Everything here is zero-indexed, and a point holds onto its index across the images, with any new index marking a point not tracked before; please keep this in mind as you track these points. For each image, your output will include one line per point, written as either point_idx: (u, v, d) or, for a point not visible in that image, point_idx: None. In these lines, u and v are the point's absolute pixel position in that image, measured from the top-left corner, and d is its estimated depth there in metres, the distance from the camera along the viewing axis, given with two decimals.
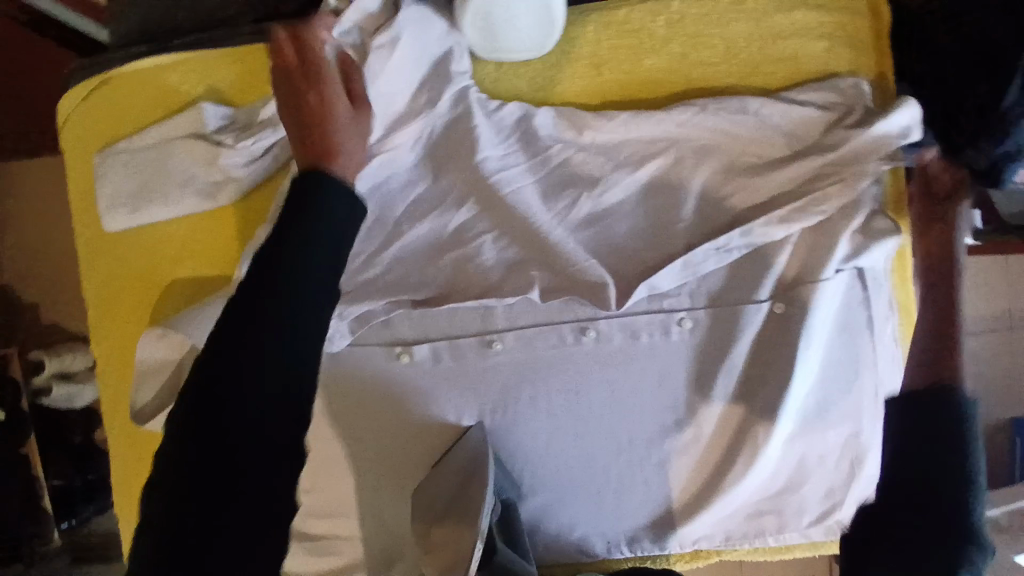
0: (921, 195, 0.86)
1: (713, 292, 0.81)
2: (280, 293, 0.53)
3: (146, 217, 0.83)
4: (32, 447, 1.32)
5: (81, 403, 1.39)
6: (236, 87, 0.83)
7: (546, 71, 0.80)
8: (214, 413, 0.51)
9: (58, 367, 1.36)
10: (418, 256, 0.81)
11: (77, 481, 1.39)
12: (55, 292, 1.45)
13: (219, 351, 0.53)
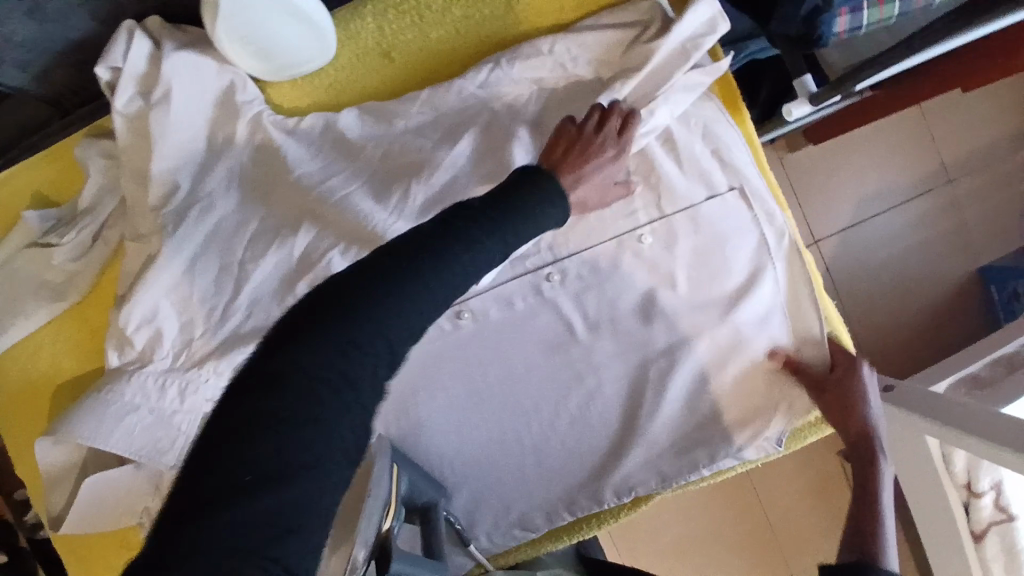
0: (842, 371, 0.78)
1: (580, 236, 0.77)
2: (396, 308, 0.46)
3: (10, 334, 0.82)
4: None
5: None
6: (55, 184, 0.82)
7: (340, 74, 0.78)
8: (268, 438, 0.41)
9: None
10: (272, 290, 0.77)
11: None
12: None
13: (270, 363, 0.43)
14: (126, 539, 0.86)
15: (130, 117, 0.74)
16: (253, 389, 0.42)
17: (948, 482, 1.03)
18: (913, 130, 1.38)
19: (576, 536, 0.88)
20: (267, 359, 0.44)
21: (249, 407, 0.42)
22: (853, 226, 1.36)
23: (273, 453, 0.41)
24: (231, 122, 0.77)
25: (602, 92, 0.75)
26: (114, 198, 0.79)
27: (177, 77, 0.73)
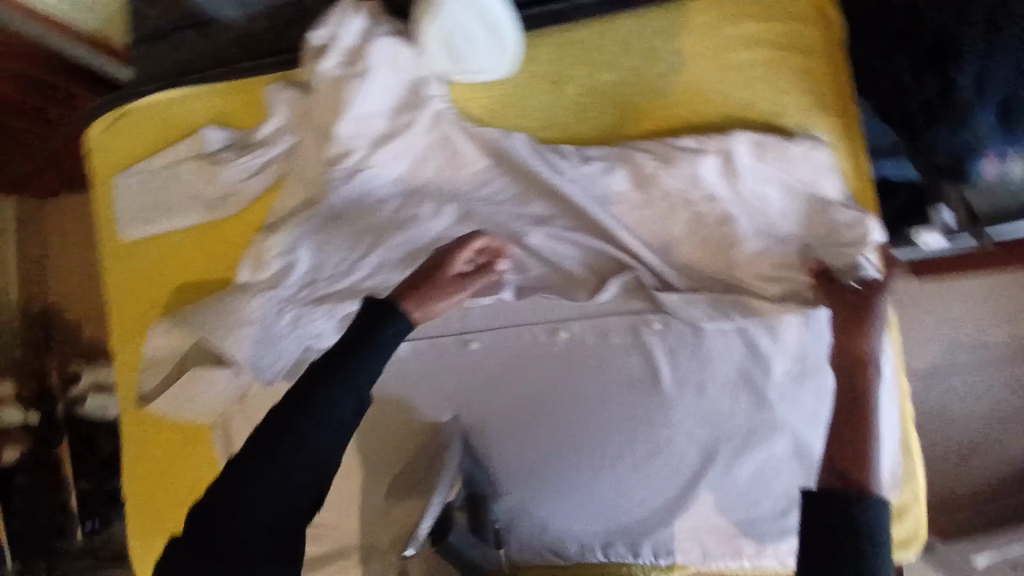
0: (853, 312, 0.70)
1: (694, 291, 0.80)
2: (281, 418, 0.61)
3: (160, 228, 0.92)
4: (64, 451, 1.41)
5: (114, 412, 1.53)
6: (235, 111, 0.90)
7: (508, 89, 0.84)
8: (250, 502, 0.60)
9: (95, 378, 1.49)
10: (397, 258, 0.85)
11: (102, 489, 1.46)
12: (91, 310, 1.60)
13: (251, 447, 0.62)
14: (192, 437, 0.92)
15: (328, 79, 0.81)
16: (227, 488, 0.61)
17: None
18: None
19: None
20: (264, 436, 0.62)
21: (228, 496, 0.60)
22: None
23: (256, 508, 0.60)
24: (401, 99, 0.82)
25: (759, 150, 0.78)
26: (282, 136, 0.87)
27: (381, 62, 0.80)
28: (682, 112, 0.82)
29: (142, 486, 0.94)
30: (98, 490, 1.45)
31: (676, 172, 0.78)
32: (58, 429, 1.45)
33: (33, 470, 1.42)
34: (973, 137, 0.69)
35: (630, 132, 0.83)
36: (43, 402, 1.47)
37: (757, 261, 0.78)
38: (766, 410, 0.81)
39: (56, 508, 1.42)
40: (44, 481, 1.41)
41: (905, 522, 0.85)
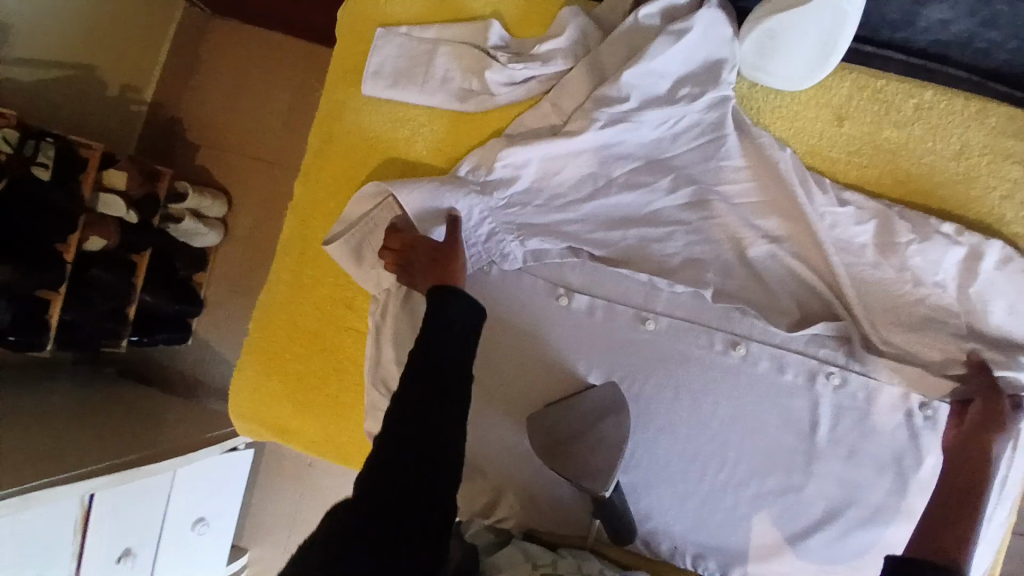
0: (978, 420, 0.76)
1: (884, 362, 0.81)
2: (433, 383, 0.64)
3: (399, 95, 0.92)
4: (144, 258, 1.48)
5: (198, 242, 1.62)
6: (520, 19, 0.91)
7: (792, 105, 0.85)
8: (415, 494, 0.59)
9: (195, 205, 1.57)
10: (615, 217, 0.88)
11: (165, 307, 1.58)
12: (223, 139, 1.69)
13: (406, 425, 0.61)
14: (350, 300, 0.93)
15: (628, 36, 0.84)
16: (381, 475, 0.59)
17: None
18: None
19: None
20: (413, 412, 0.62)
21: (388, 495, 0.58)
22: None
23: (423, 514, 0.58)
24: (692, 73, 0.83)
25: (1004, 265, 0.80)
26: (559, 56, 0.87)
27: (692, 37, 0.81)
28: (934, 198, 0.84)
29: (281, 324, 0.94)
30: (157, 307, 1.57)
31: (917, 251, 0.81)
32: (146, 237, 1.46)
33: (109, 266, 1.40)
34: None
35: (881, 193, 0.84)
36: (142, 205, 1.46)
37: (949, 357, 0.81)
38: (906, 500, 0.82)
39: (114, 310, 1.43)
40: (121, 283, 1.43)
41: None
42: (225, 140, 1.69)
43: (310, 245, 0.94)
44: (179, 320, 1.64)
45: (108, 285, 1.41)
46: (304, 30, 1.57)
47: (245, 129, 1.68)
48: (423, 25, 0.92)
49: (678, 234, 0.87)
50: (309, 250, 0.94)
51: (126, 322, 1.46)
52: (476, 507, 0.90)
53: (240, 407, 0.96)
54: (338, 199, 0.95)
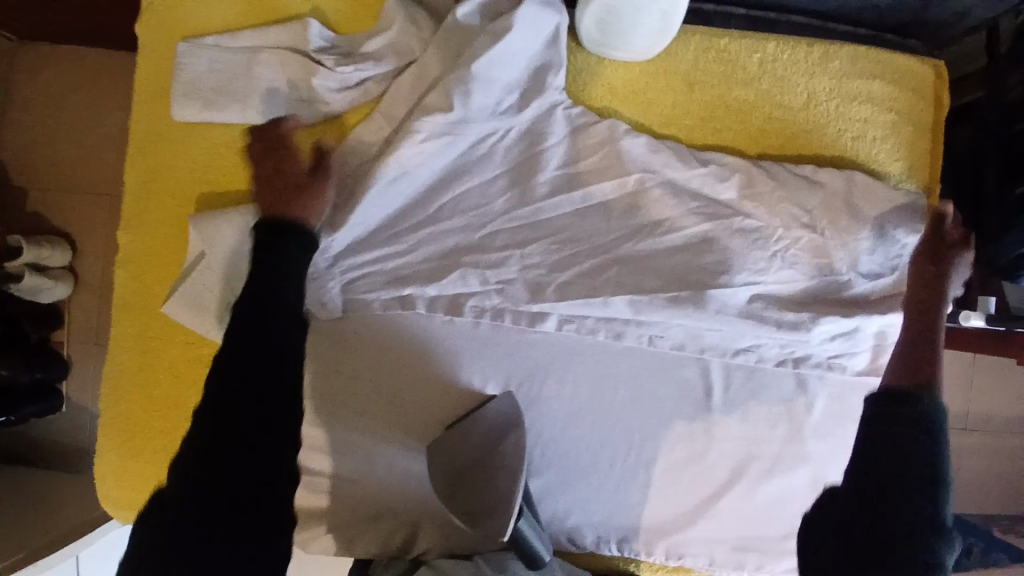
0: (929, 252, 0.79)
1: (773, 317, 0.80)
2: (257, 310, 0.65)
3: (219, 117, 0.80)
4: None
5: (46, 298, 1.39)
6: (344, 14, 0.83)
7: (642, 76, 0.83)
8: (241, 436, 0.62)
9: (34, 258, 1.35)
10: (483, 215, 0.82)
11: (24, 378, 1.35)
12: (44, 176, 1.44)
13: (232, 364, 0.64)
14: (206, 358, 0.83)
15: (460, 25, 0.77)
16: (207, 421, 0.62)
17: None
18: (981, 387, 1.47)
19: (609, 567, 0.89)
20: (236, 353, 0.64)
21: (209, 438, 0.62)
22: None
23: (256, 447, 0.62)
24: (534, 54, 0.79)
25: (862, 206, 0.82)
26: (395, 49, 0.80)
27: (526, 20, 0.76)
28: (792, 147, 0.85)
29: (133, 399, 0.84)
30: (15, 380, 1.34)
31: (778, 202, 0.81)
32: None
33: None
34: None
35: (742, 152, 0.85)
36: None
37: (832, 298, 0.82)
38: (805, 444, 0.84)
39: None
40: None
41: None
42: (48, 179, 1.44)
43: (146, 307, 0.84)
44: (48, 388, 1.41)
45: None
46: (127, 44, 1.39)
47: (73, 162, 1.44)
48: (232, 33, 0.81)
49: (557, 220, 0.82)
50: (147, 313, 0.84)
51: None
52: (394, 544, 0.84)
53: (110, 497, 0.85)
54: (172, 246, 0.83)
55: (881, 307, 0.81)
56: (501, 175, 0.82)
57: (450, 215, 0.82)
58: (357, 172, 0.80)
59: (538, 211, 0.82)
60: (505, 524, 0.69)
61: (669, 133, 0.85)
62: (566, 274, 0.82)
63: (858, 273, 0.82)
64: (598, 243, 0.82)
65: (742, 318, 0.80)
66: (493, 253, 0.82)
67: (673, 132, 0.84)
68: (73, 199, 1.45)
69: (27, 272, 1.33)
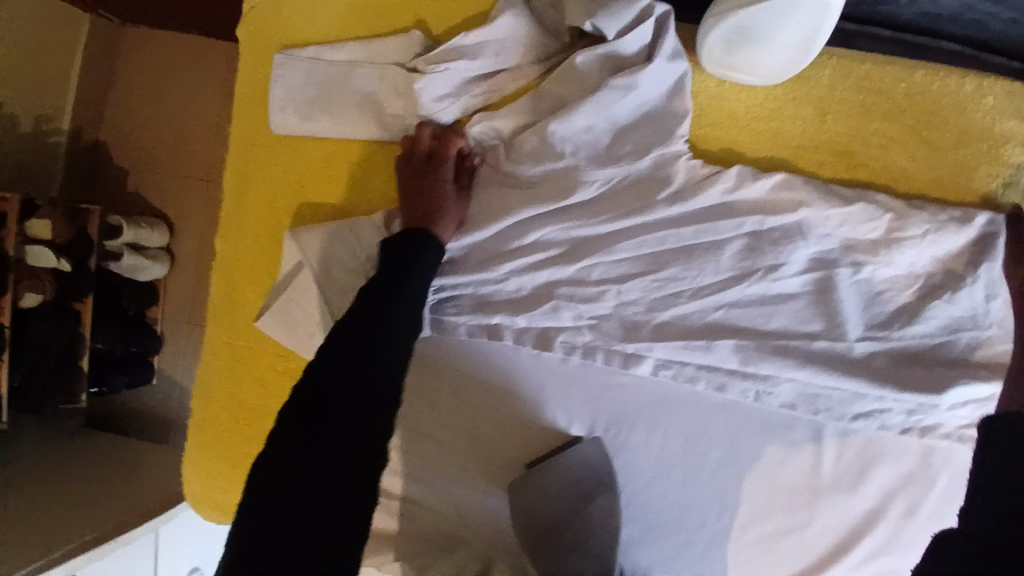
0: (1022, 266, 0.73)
1: (902, 379, 0.72)
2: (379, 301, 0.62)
3: (315, 129, 0.78)
4: (87, 305, 1.34)
5: (143, 277, 1.44)
6: (449, 25, 0.78)
7: (768, 103, 0.75)
8: (351, 393, 0.55)
9: (134, 238, 1.40)
10: (584, 244, 0.76)
11: (118, 350, 1.43)
12: (144, 160, 1.50)
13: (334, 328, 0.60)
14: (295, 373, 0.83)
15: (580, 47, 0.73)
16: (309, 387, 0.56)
17: None
18: None
19: None
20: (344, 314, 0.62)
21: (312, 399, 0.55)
22: None
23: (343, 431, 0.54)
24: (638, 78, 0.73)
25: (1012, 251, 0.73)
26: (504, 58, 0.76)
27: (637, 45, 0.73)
28: (941, 189, 0.75)
29: (223, 405, 0.85)
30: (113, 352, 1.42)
31: (921, 246, 0.72)
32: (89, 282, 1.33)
33: (52, 317, 1.29)
34: None
35: (883, 190, 0.75)
36: (72, 250, 1.31)
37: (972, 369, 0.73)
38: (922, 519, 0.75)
39: (65, 364, 1.32)
40: (67, 333, 1.31)
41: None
42: (147, 164, 1.50)
43: (238, 317, 0.84)
44: (140, 360, 1.49)
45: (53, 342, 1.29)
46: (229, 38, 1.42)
47: (170, 147, 1.49)
48: (333, 43, 0.79)
49: (665, 255, 0.76)
50: (240, 323, 0.84)
51: (82, 376, 1.34)
52: None
53: (196, 496, 0.88)
54: (264, 259, 0.83)
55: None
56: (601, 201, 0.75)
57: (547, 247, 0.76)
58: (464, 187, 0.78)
59: (642, 245, 0.75)
60: None
61: (796, 166, 0.76)
62: (667, 312, 0.76)
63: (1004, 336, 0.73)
64: (708, 282, 0.75)
65: (866, 380, 0.73)
66: (590, 287, 0.76)
67: (800, 164, 0.76)
68: (170, 184, 1.50)
69: (125, 252, 1.38)
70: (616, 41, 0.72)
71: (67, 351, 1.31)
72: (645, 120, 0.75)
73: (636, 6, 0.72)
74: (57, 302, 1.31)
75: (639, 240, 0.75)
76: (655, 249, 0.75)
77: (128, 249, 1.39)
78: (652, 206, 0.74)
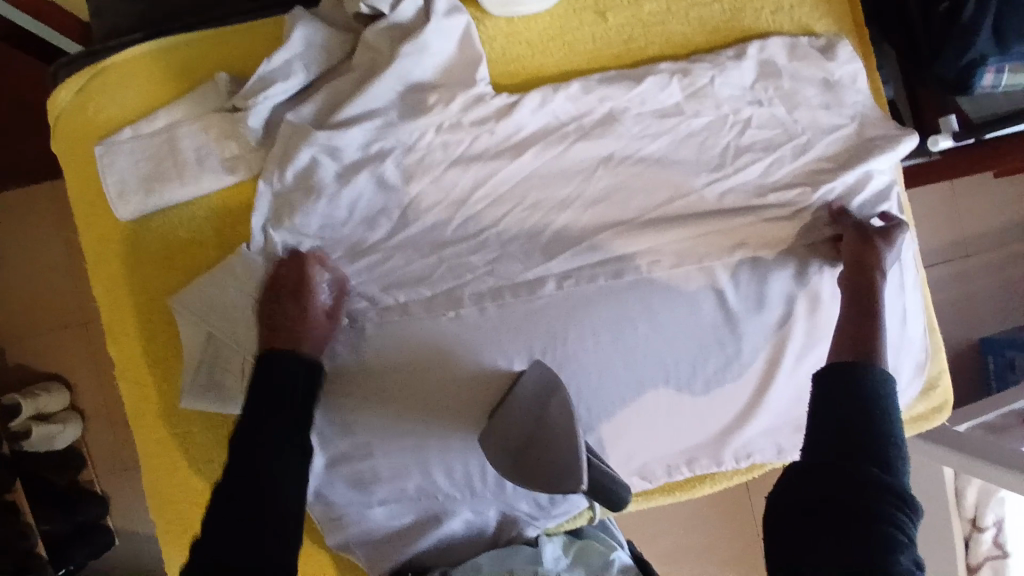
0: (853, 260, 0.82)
1: (748, 203, 0.85)
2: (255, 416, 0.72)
3: (164, 201, 0.79)
4: (19, 492, 1.22)
5: (62, 445, 1.35)
6: (252, 59, 0.82)
7: (555, 22, 0.84)
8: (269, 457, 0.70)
9: (34, 409, 1.31)
10: (452, 201, 0.81)
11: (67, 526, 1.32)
12: (8, 328, 1.40)
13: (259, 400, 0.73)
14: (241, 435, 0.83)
15: (370, 32, 0.77)
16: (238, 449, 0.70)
17: (955, 513, 1.13)
18: (966, 196, 1.42)
19: (688, 491, 0.95)
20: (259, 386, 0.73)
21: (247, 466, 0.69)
22: (946, 267, 1.41)
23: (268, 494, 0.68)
24: (426, 41, 0.77)
25: (794, 65, 0.86)
26: (313, 68, 0.79)
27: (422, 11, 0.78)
28: (719, 38, 0.86)
29: (182, 498, 0.83)
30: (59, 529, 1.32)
31: (717, 89, 0.84)
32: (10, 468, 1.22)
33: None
34: (975, 54, 0.90)
35: (676, 57, 0.85)
36: None
37: (798, 169, 0.86)
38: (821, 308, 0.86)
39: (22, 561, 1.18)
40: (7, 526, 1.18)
41: (937, 392, 1.05)
42: (11, 331, 1.39)
43: (162, 409, 0.82)
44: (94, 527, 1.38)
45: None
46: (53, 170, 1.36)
47: (28, 300, 1.39)
48: (147, 115, 0.80)
49: (523, 183, 0.82)
50: (165, 415, 0.82)
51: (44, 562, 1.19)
52: (488, 537, 0.87)
53: None
54: (164, 343, 0.81)
55: (852, 166, 0.85)
56: (451, 159, 0.80)
57: (422, 218, 0.81)
58: (273, 203, 0.78)
59: (501, 183, 0.81)
60: (577, 472, 0.69)
61: (600, 64, 0.85)
62: (549, 231, 0.83)
63: (812, 139, 0.86)
64: (571, 192, 0.82)
65: (725, 217, 0.84)
66: (475, 239, 0.82)
67: (601, 61, 0.84)
68: (43, 340, 1.40)
69: (32, 425, 1.30)
70: (393, 13, 0.76)
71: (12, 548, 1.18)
72: (458, 71, 0.80)
73: None
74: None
75: (496, 180, 0.81)
76: (514, 181, 0.82)
77: (34, 422, 1.31)
78: (492, 148, 0.81)
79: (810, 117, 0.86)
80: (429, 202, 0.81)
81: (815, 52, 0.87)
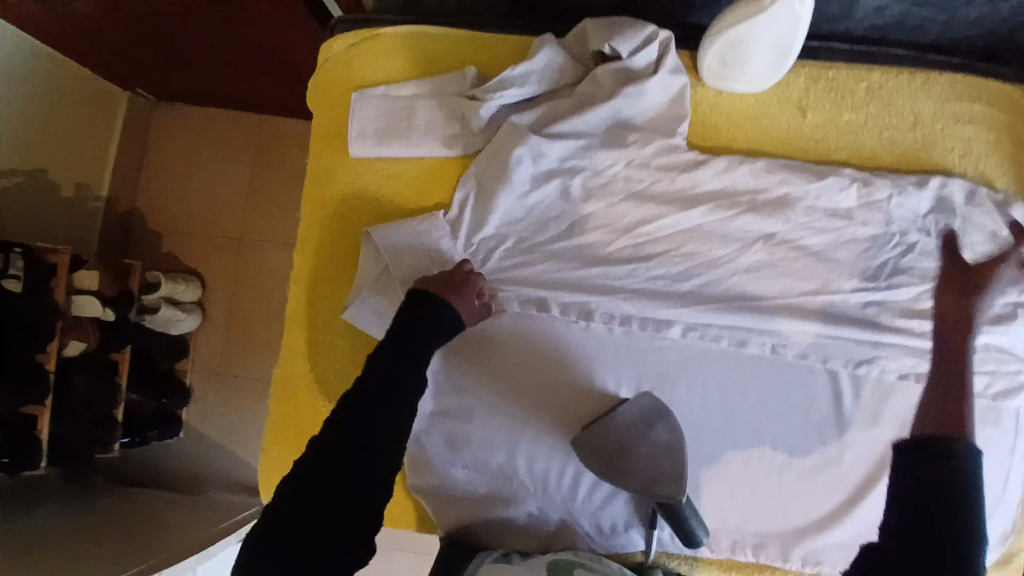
0: None
1: (888, 320, 0.87)
2: (380, 382, 0.76)
3: (390, 152, 0.94)
4: (125, 355, 1.40)
5: (175, 331, 1.52)
6: (494, 63, 0.96)
7: (757, 106, 0.93)
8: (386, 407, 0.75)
9: (169, 292, 1.49)
10: (616, 228, 0.90)
11: (150, 403, 1.49)
12: (181, 218, 1.62)
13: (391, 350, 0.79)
14: None
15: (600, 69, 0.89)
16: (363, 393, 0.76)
17: None
18: None
19: None
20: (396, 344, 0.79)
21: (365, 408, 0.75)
22: None
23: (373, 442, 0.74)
24: (645, 90, 0.87)
25: (971, 209, 0.89)
26: (541, 82, 0.91)
27: (651, 63, 0.88)
28: (903, 163, 0.92)
29: (302, 395, 0.94)
30: (144, 405, 1.48)
31: (891, 207, 0.88)
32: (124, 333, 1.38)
33: (94, 372, 1.33)
34: None
35: (859, 167, 0.91)
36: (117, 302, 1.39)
37: (948, 306, 0.87)
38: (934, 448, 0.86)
39: (103, 416, 1.36)
40: (105, 381, 1.35)
41: None
42: (181, 221, 1.61)
43: (319, 316, 0.95)
44: (169, 415, 1.54)
45: (92, 393, 1.33)
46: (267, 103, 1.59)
47: (204, 199, 1.61)
48: (400, 82, 0.97)
49: (684, 232, 0.89)
50: (320, 321, 0.95)
51: (118, 425, 1.38)
52: (540, 541, 0.90)
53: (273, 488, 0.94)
54: (344, 264, 0.95)
55: (998, 320, 0.88)
56: (629, 192, 0.90)
57: (585, 234, 0.90)
58: (475, 187, 0.92)
59: (664, 227, 0.89)
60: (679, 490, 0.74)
61: (787, 152, 0.92)
62: (692, 282, 0.89)
63: (968, 284, 0.88)
64: (724, 254, 0.89)
65: (862, 325, 0.87)
66: (625, 266, 0.90)
67: (789, 149, 0.92)
68: (203, 237, 1.61)
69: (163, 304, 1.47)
70: (628, 59, 0.87)
71: (100, 402, 1.34)
72: (661, 121, 0.90)
73: (644, 32, 0.87)
74: (96, 353, 1.35)
75: (662, 221, 0.89)
76: (676, 228, 0.89)
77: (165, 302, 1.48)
78: (666, 195, 0.90)
79: (972, 262, 0.88)
80: (597, 222, 0.90)
81: (994, 204, 0.90)
